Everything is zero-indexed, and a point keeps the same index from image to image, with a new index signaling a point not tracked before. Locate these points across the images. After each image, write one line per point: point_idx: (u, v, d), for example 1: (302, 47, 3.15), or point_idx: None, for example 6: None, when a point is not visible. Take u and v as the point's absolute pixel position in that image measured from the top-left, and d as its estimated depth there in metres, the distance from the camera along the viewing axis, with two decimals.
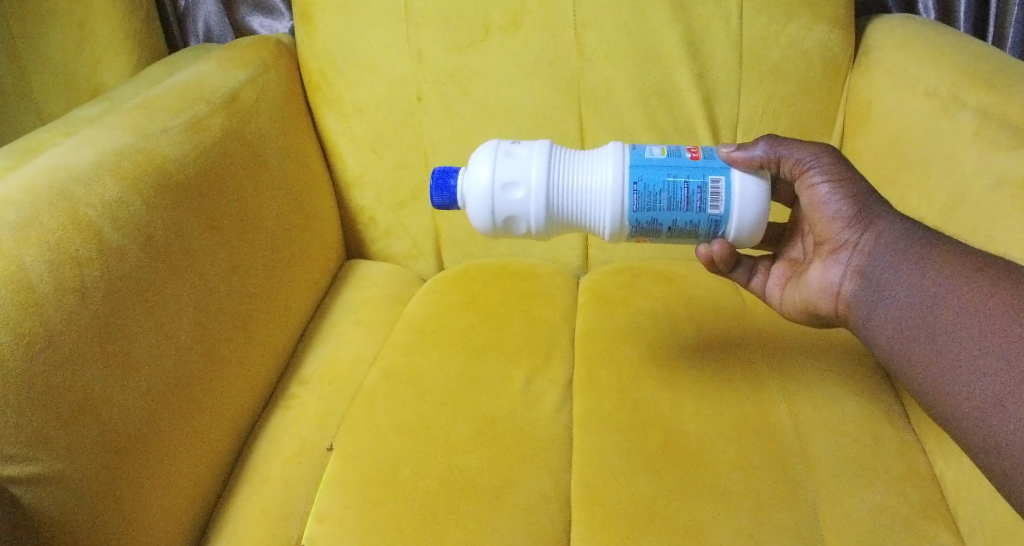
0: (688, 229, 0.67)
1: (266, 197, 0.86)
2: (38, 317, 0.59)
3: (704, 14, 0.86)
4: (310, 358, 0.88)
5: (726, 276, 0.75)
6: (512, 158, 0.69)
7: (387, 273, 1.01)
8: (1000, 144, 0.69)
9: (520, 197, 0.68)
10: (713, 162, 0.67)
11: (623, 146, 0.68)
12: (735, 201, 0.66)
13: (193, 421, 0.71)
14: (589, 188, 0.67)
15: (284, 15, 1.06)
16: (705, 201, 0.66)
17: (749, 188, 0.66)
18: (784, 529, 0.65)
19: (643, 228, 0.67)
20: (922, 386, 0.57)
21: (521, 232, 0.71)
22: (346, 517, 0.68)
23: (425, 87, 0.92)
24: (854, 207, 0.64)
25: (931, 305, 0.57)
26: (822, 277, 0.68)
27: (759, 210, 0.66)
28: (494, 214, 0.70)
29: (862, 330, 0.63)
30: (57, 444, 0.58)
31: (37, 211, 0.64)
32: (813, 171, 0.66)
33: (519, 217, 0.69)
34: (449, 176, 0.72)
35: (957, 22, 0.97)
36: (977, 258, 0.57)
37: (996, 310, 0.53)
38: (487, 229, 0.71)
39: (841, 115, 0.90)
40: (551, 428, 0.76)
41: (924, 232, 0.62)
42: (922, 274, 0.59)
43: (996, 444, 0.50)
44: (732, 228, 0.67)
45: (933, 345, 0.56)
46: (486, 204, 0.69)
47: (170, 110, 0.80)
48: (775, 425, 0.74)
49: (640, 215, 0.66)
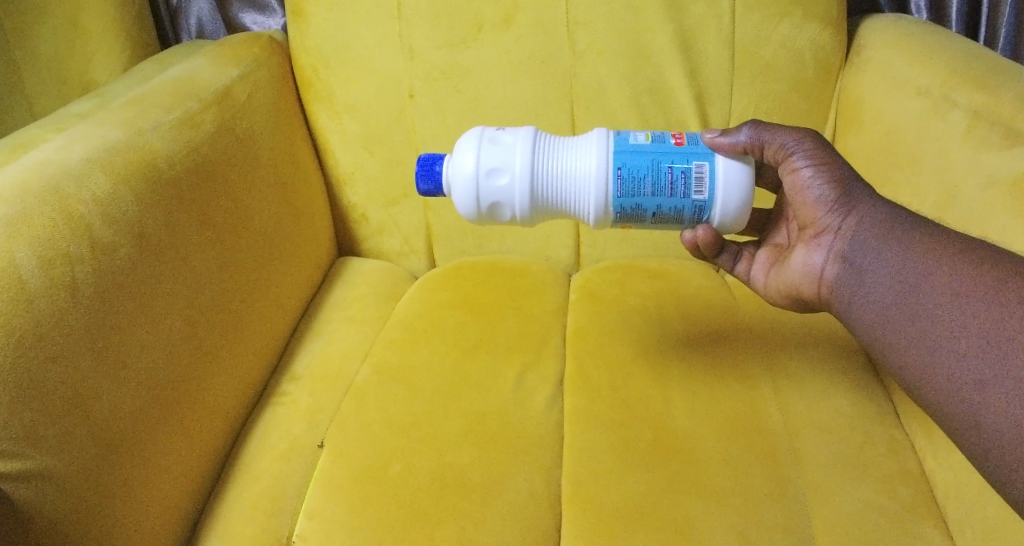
0: (672, 215, 0.67)
1: (256, 189, 0.86)
2: (29, 314, 0.59)
3: (696, 13, 0.87)
4: (301, 355, 0.88)
5: (711, 262, 0.75)
6: (497, 146, 0.69)
7: (379, 270, 1.01)
8: (990, 143, 0.69)
9: (505, 184, 0.68)
10: (697, 147, 0.67)
11: (608, 133, 0.68)
12: (718, 186, 0.66)
13: (183, 416, 0.71)
14: (574, 175, 0.67)
15: (276, 12, 1.05)
16: (689, 186, 0.66)
17: (732, 173, 0.66)
18: (773, 526, 0.66)
19: (628, 214, 0.68)
20: (904, 371, 0.57)
21: (507, 218, 0.71)
22: (337, 515, 0.68)
23: (418, 85, 0.92)
24: (837, 191, 0.65)
25: (912, 288, 0.57)
26: (804, 261, 0.68)
27: (743, 196, 0.67)
28: (479, 201, 0.70)
29: (843, 313, 0.64)
30: (46, 439, 0.58)
31: (28, 207, 0.63)
32: (796, 156, 0.66)
33: (504, 203, 0.69)
34: (435, 165, 0.72)
35: (948, 23, 0.98)
36: (957, 241, 0.57)
37: (975, 292, 0.53)
38: (472, 215, 0.71)
39: (833, 113, 0.91)
40: (541, 426, 0.76)
41: (905, 215, 0.62)
42: (903, 258, 0.59)
43: (976, 427, 0.51)
44: (715, 214, 0.67)
45: (914, 329, 0.56)
46: (471, 190, 0.69)
47: (161, 107, 0.79)
48: (765, 421, 0.74)
49: (624, 201, 0.66)
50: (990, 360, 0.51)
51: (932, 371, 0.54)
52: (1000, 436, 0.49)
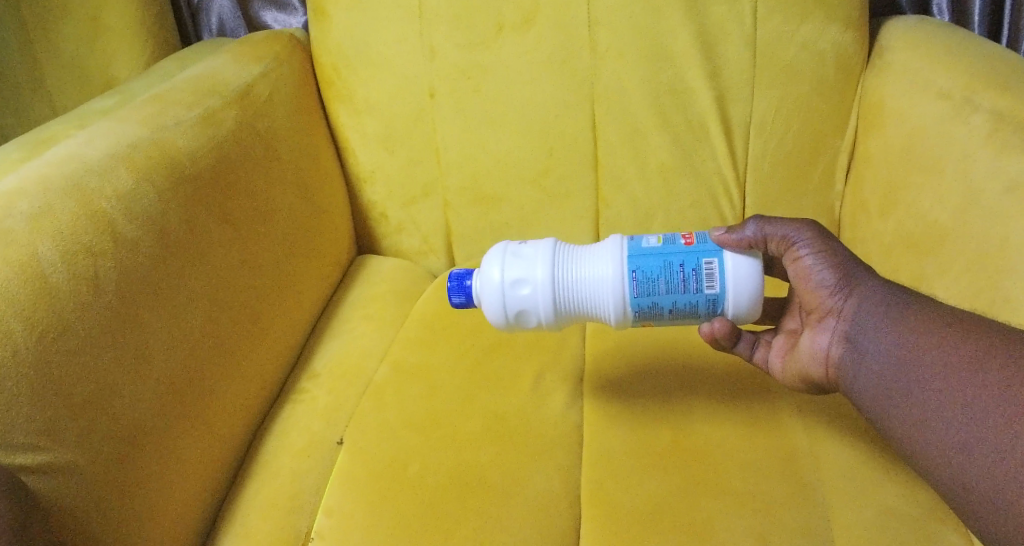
0: (687, 310, 0.68)
1: (277, 191, 0.86)
2: (51, 306, 0.59)
3: (718, 14, 0.86)
4: (320, 353, 0.88)
5: (728, 350, 0.74)
6: (516, 260, 0.71)
7: (397, 269, 1.01)
8: (1014, 146, 0.69)
9: (528, 293, 0.70)
10: (706, 245, 0.67)
11: (622, 239, 0.69)
12: (729, 280, 0.67)
13: (203, 412, 0.71)
14: (592, 280, 0.68)
15: (297, 11, 1.05)
16: (700, 281, 0.66)
17: (743, 268, 0.67)
18: (793, 529, 0.65)
19: (645, 312, 0.68)
20: (905, 441, 0.58)
21: (533, 324, 0.72)
22: (355, 512, 0.68)
23: (438, 85, 0.92)
24: (838, 275, 0.65)
25: (909, 367, 0.58)
26: (812, 345, 0.68)
27: (754, 289, 0.67)
28: (505, 309, 0.71)
29: (850, 392, 0.64)
30: (68, 434, 0.58)
31: (51, 201, 0.64)
32: (798, 245, 0.67)
33: (529, 312, 0.71)
34: (458, 274, 0.74)
35: (970, 26, 0.97)
36: (946, 314, 0.59)
37: (962, 365, 0.55)
38: (500, 322, 0.73)
39: (855, 116, 0.90)
40: (561, 425, 0.76)
41: (901, 293, 0.62)
42: (897, 334, 0.60)
43: (964, 485, 0.53)
44: (729, 306, 0.67)
45: (916, 408, 0.57)
46: (497, 301, 0.71)
47: (183, 104, 0.80)
48: (785, 426, 0.74)
49: (640, 300, 0.67)
50: (988, 439, 0.52)
51: (938, 443, 0.55)
52: (993, 501, 0.51)
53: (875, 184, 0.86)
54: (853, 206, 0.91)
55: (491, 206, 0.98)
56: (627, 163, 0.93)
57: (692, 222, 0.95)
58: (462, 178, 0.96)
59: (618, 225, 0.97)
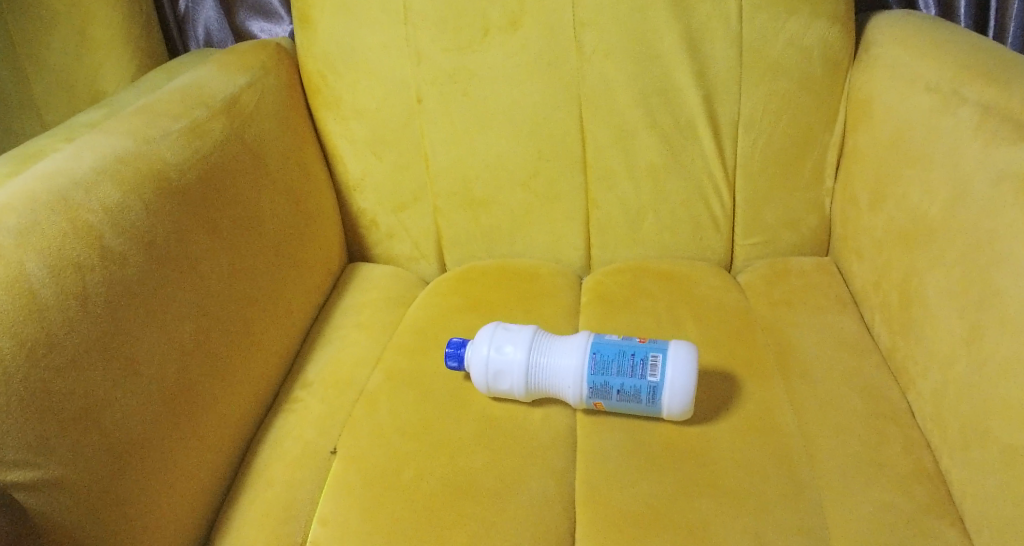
0: (631, 397, 0.73)
1: (266, 200, 0.86)
2: (40, 321, 0.59)
3: (703, 12, 0.86)
4: (313, 361, 0.88)
5: None
6: (505, 339, 0.78)
7: (389, 277, 1.01)
8: (1001, 138, 0.68)
9: (509, 352, 0.77)
10: (657, 342, 0.75)
11: (593, 334, 0.78)
12: (669, 369, 0.72)
13: (195, 424, 0.71)
14: (563, 348, 0.76)
15: (283, 20, 1.07)
16: (644, 369, 0.72)
17: (682, 356, 0.72)
18: (788, 528, 0.65)
19: (597, 392, 0.74)
20: None
21: (506, 391, 0.77)
22: (349, 521, 0.68)
23: (426, 89, 0.92)
24: None
25: None
26: None
27: (690, 375, 0.71)
28: (487, 366, 0.77)
29: None
30: (58, 449, 0.58)
31: (38, 217, 0.63)
32: None
33: (506, 371, 0.76)
34: (456, 342, 0.80)
35: (957, 19, 0.97)
36: None
37: None
38: (480, 384, 0.77)
39: (843, 111, 0.90)
40: (554, 429, 0.75)
41: None
42: None
43: None
44: (667, 396, 0.72)
45: None
46: (483, 356, 0.77)
47: (169, 115, 0.79)
48: (780, 425, 0.73)
49: (594, 377, 0.74)
50: None
51: None
52: None
53: (865, 179, 0.86)
54: (844, 202, 0.91)
55: (481, 210, 0.98)
56: (616, 163, 0.93)
57: (683, 221, 0.95)
58: (452, 183, 0.96)
59: (609, 227, 0.97)
